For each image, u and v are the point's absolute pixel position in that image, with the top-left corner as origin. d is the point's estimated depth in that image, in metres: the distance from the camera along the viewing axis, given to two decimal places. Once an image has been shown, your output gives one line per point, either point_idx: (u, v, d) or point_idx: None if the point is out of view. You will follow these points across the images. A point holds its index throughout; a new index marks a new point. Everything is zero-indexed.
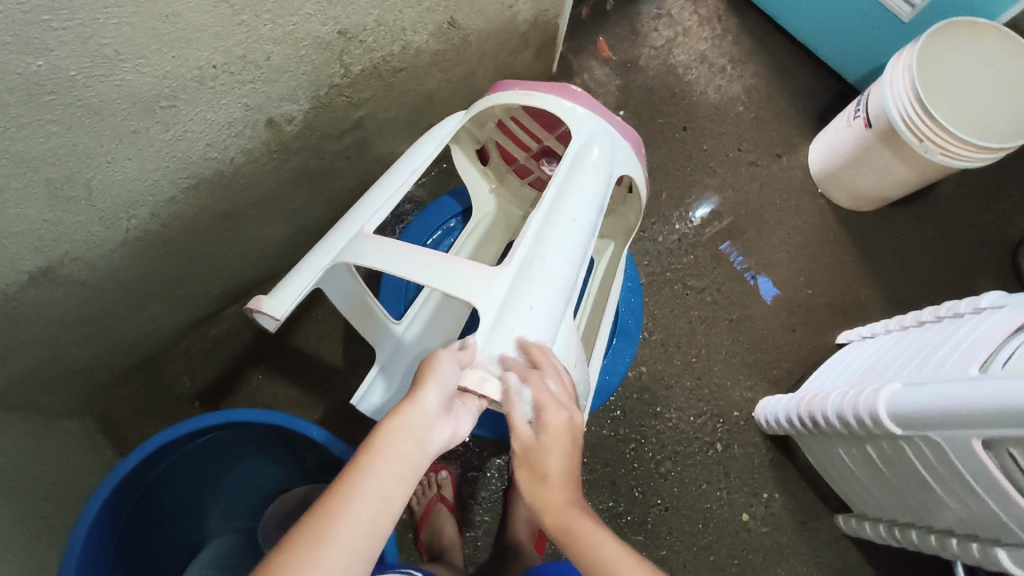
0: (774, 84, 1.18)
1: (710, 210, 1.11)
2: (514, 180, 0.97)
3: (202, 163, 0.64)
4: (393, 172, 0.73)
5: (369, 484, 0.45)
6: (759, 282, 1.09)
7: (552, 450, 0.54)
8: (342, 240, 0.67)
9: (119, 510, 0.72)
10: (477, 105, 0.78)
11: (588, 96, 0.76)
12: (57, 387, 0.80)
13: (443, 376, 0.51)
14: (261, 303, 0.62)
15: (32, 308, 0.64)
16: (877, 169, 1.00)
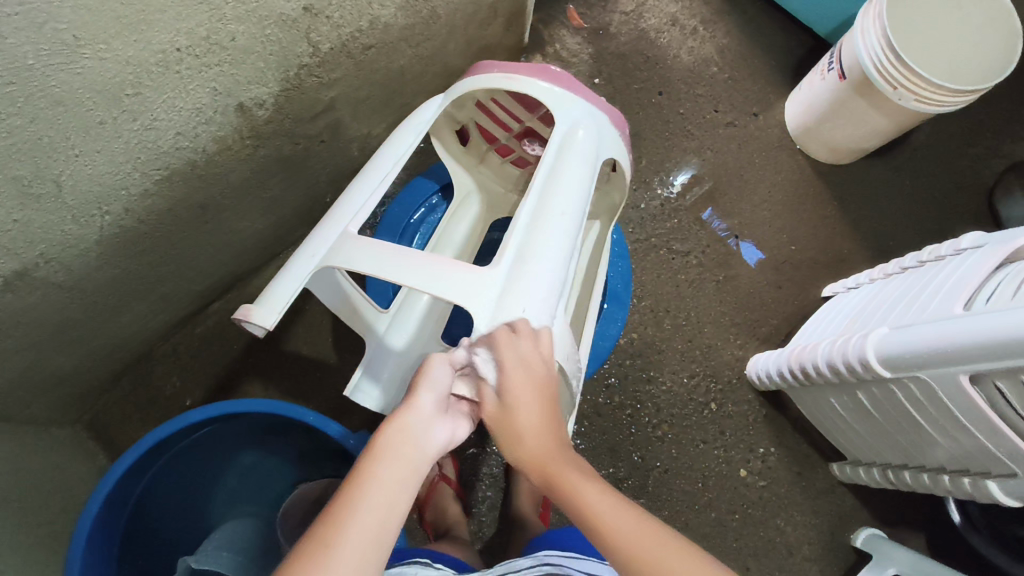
0: (747, 43, 1.18)
1: (690, 175, 1.11)
2: (493, 158, 0.97)
3: (174, 153, 0.63)
4: (375, 168, 0.72)
5: (377, 488, 0.45)
6: (741, 245, 1.10)
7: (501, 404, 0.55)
8: (330, 243, 0.65)
9: (119, 507, 0.72)
10: (458, 89, 0.76)
11: (577, 82, 0.76)
12: (43, 395, 0.79)
13: (437, 379, 0.53)
14: (248, 311, 0.61)
15: (11, 313, 0.62)
16: (853, 121, 1.00)
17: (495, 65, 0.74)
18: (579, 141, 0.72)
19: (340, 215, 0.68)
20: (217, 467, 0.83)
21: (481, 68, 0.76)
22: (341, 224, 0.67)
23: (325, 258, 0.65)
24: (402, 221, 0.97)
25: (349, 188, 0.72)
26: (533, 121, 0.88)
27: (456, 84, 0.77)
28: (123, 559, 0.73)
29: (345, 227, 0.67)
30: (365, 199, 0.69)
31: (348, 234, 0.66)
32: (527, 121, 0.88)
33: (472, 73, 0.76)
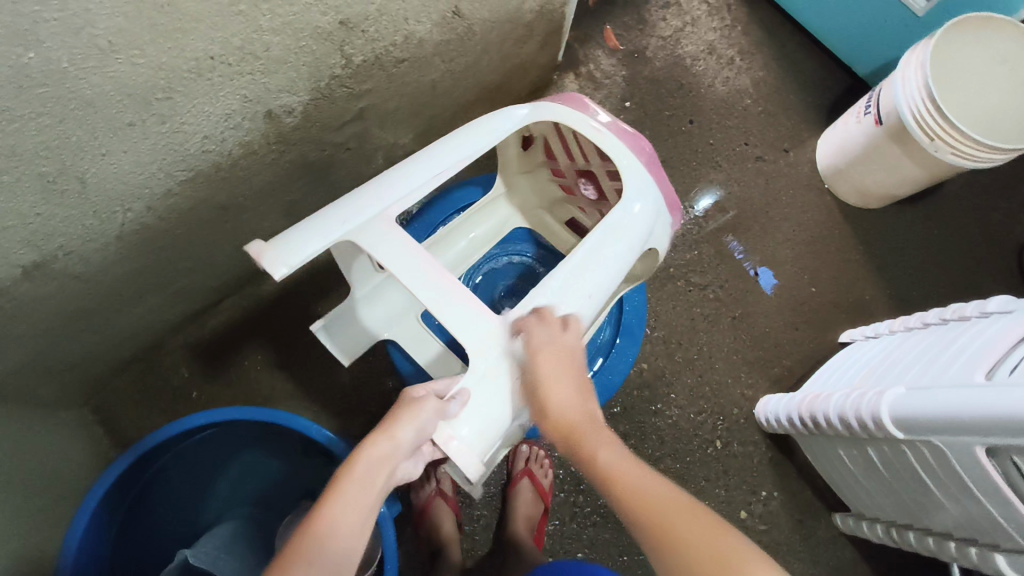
0: (783, 77, 1.16)
1: (714, 201, 1.10)
2: (546, 170, 0.92)
3: (200, 156, 0.63)
4: (431, 155, 0.70)
5: (345, 518, 0.50)
6: (760, 273, 1.08)
7: (549, 381, 0.62)
8: (361, 220, 0.65)
9: (118, 501, 0.72)
10: (545, 110, 0.75)
11: (657, 166, 0.78)
12: (53, 378, 0.79)
13: (424, 418, 0.56)
14: (263, 251, 0.59)
15: (26, 301, 0.63)
16: (886, 167, 0.98)
17: (595, 113, 0.77)
18: (637, 220, 0.72)
19: (380, 194, 0.67)
20: (216, 468, 0.83)
21: (584, 103, 0.78)
22: (379, 207, 0.66)
23: (354, 233, 0.64)
24: (434, 223, 0.95)
25: (395, 167, 0.70)
26: (597, 167, 0.82)
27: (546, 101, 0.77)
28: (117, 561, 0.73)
29: (380, 211, 0.66)
30: (409, 190, 0.68)
31: (383, 222, 0.65)
32: (585, 162, 0.83)
33: (568, 100, 0.78)
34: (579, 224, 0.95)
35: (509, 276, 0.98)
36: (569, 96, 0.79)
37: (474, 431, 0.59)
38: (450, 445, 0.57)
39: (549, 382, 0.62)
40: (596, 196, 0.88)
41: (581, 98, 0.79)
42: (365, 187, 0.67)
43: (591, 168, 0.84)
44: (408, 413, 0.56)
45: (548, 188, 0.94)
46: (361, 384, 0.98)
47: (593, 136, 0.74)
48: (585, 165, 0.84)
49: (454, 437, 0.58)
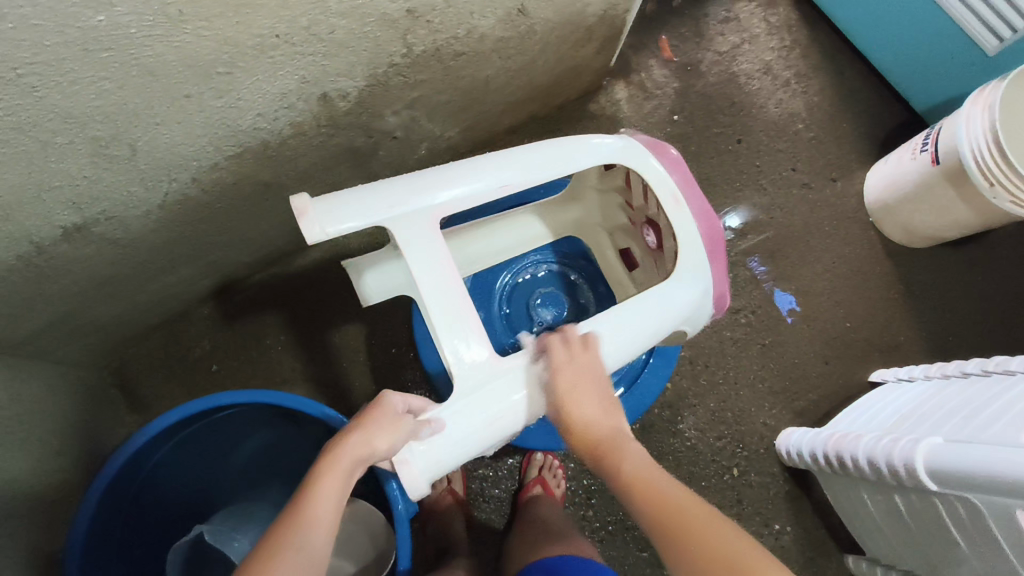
0: (839, 105, 1.13)
1: (740, 221, 1.07)
2: (616, 195, 0.78)
3: (251, 133, 0.61)
4: (508, 162, 0.65)
5: (313, 531, 0.48)
6: (777, 293, 1.06)
7: (573, 398, 0.60)
8: (410, 208, 0.62)
9: (121, 490, 0.69)
10: (632, 155, 0.69)
11: (723, 257, 0.69)
12: (78, 339, 0.79)
13: (398, 429, 0.54)
14: (305, 209, 0.58)
15: (62, 262, 0.62)
16: (938, 208, 0.95)
17: (683, 176, 0.70)
18: (677, 307, 0.67)
19: (440, 188, 0.63)
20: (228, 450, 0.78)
21: (677, 164, 0.70)
22: (434, 202, 0.63)
23: (399, 218, 0.61)
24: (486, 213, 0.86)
25: (462, 163, 0.65)
26: (667, 228, 0.70)
27: (636, 141, 0.70)
28: (126, 543, 0.71)
29: (435, 204, 0.63)
30: (470, 194, 0.64)
31: (432, 219, 0.62)
32: (652, 207, 0.71)
33: (659, 152, 0.71)
34: (630, 261, 0.81)
35: (552, 287, 0.86)
36: (658, 144, 0.72)
37: (434, 459, 0.57)
38: (405, 469, 0.55)
39: (578, 395, 0.60)
40: (654, 246, 0.74)
41: (673, 152, 0.71)
42: (425, 174, 0.63)
43: (658, 219, 0.71)
44: (381, 417, 0.55)
45: (613, 210, 0.80)
46: (381, 375, 0.96)
47: (668, 203, 0.68)
48: (654, 212, 0.71)
49: (409, 461, 0.56)
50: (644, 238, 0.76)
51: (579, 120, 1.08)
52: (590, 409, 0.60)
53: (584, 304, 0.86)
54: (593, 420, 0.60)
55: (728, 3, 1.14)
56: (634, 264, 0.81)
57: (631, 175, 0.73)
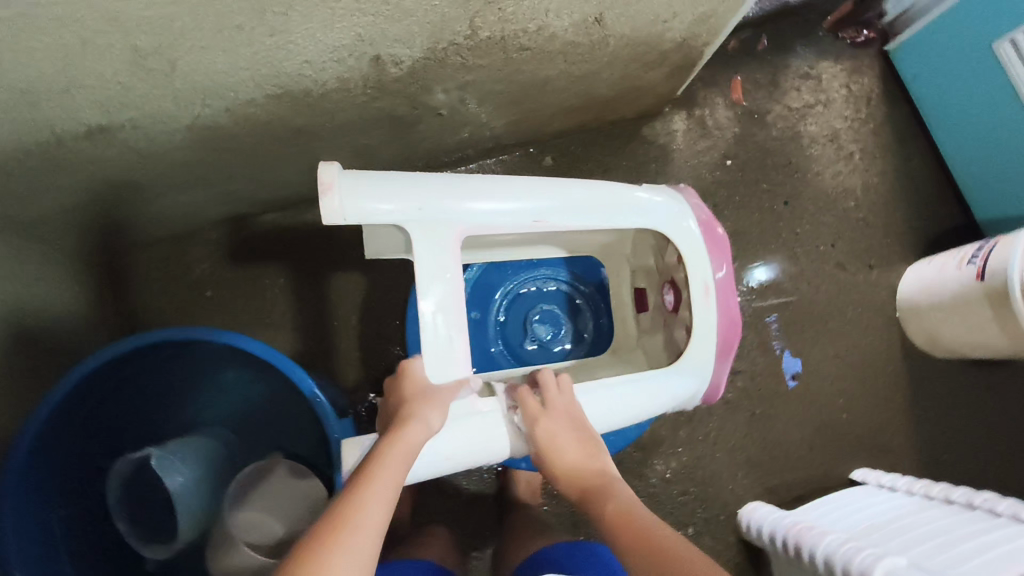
0: (896, 192, 1.09)
1: (767, 274, 1.04)
2: (653, 239, 0.73)
3: (294, 78, 0.60)
4: (549, 198, 0.62)
5: (373, 503, 0.49)
6: (784, 354, 1.03)
7: (553, 447, 0.60)
8: (439, 214, 0.58)
9: (79, 405, 0.63)
10: (677, 230, 0.66)
11: (733, 357, 0.67)
12: (81, 233, 0.78)
13: (445, 403, 0.56)
14: (331, 183, 0.54)
15: (79, 157, 0.61)
16: (969, 324, 0.92)
17: (723, 264, 0.66)
18: (667, 392, 0.65)
19: (473, 201, 0.59)
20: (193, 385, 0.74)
21: (719, 248, 0.66)
22: (465, 216, 0.59)
23: (422, 222, 0.58)
24: None
25: (506, 182, 0.61)
26: (685, 307, 0.67)
27: (690, 212, 0.67)
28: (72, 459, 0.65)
29: (465, 219, 0.59)
30: (505, 218, 0.61)
31: (456, 232, 0.59)
32: (678, 273, 0.68)
33: (706, 232, 0.66)
34: (642, 301, 0.79)
35: (554, 307, 0.83)
36: (710, 220, 0.67)
37: None
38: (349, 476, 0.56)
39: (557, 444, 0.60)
40: (669, 308, 0.71)
41: (721, 231, 0.67)
42: (463, 181, 0.59)
43: (682, 292, 0.68)
44: (431, 395, 0.56)
45: (644, 251, 0.76)
46: (367, 343, 0.95)
47: (697, 295, 0.65)
48: (681, 283, 0.68)
49: None
50: (662, 293, 0.73)
51: (630, 140, 1.05)
52: (571, 455, 0.60)
53: (581, 331, 0.84)
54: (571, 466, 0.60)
55: (813, 60, 1.10)
56: (643, 307, 0.78)
57: (667, 241, 0.69)
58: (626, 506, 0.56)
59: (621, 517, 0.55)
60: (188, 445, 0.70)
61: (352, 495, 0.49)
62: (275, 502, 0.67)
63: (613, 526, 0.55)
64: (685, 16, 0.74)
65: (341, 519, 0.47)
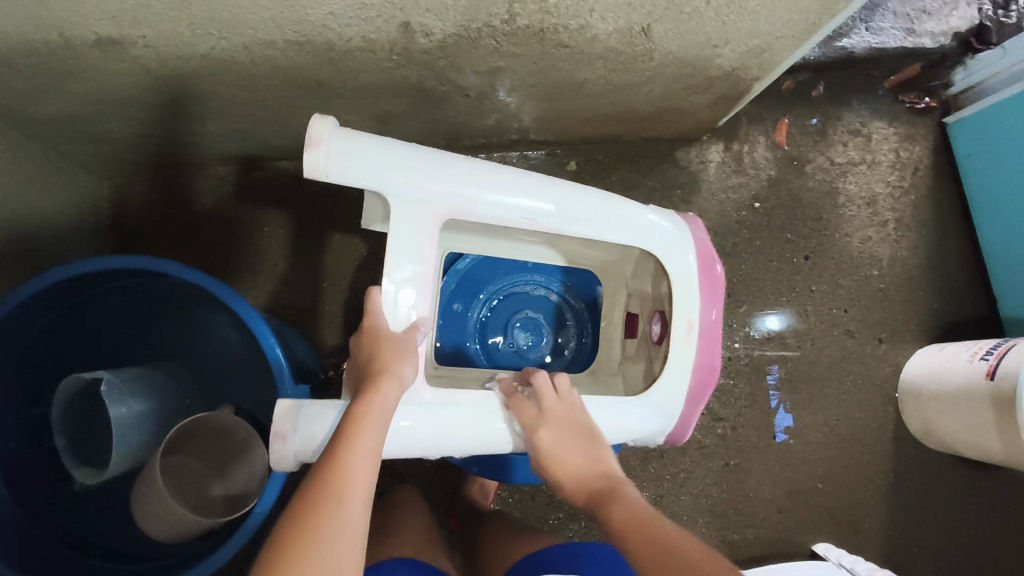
0: (924, 270, 1.04)
1: (779, 324, 1.01)
2: (652, 263, 0.68)
3: (317, 28, 0.57)
4: (548, 199, 0.59)
5: (359, 471, 0.47)
6: (779, 411, 0.99)
7: (556, 453, 0.57)
8: (426, 192, 0.55)
9: (39, 313, 0.62)
10: (672, 259, 0.63)
11: (703, 402, 0.64)
12: (86, 142, 0.77)
13: (414, 360, 0.55)
14: (320, 139, 0.53)
15: (88, 66, 0.60)
16: (968, 422, 0.87)
17: (712, 303, 0.63)
18: (629, 428, 0.62)
19: (467, 187, 0.57)
20: (158, 313, 0.73)
21: (713, 286, 0.64)
22: (453, 200, 0.56)
23: (408, 197, 0.55)
24: None
25: (507, 173, 0.58)
26: (664, 341, 0.65)
27: (690, 242, 0.64)
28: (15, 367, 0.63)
29: (455, 203, 0.56)
30: (495, 210, 0.58)
31: (441, 214, 0.56)
32: (666, 305, 0.65)
33: (704, 266, 0.64)
34: (631, 327, 0.75)
35: (539, 314, 0.81)
36: (709, 253, 0.65)
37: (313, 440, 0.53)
38: (277, 443, 0.52)
39: (555, 454, 0.57)
40: (653, 338, 0.68)
41: (719, 269, 0.65)
42: (461, 163, 0.57)
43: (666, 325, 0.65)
44: (401, 353, 0.54)
45: (642, 277, 0.71)
46: (350, 310, 0.93)
47: (678, 333, 0.62)
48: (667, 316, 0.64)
49: (286, 436, 0.52)
50: (650, 323, 0.69)
51: (660, 161, 1.01)
52: (576, 459, 0.57)
53: (561, 345, 0.81)
54: (572, 479, 0.56)
55: (866, 117, 1.05)
56: (631, 334, 0.74)
57: (660, 268, 0.66)
58: (639, 512, 0.51)
59: (631, 520, 0.51)
60: (138, 372, 0.68)
61: (337, 468, 0.46)
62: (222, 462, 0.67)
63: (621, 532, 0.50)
64: (738, 45, 0.70)
65: (332, 496, 0.45)
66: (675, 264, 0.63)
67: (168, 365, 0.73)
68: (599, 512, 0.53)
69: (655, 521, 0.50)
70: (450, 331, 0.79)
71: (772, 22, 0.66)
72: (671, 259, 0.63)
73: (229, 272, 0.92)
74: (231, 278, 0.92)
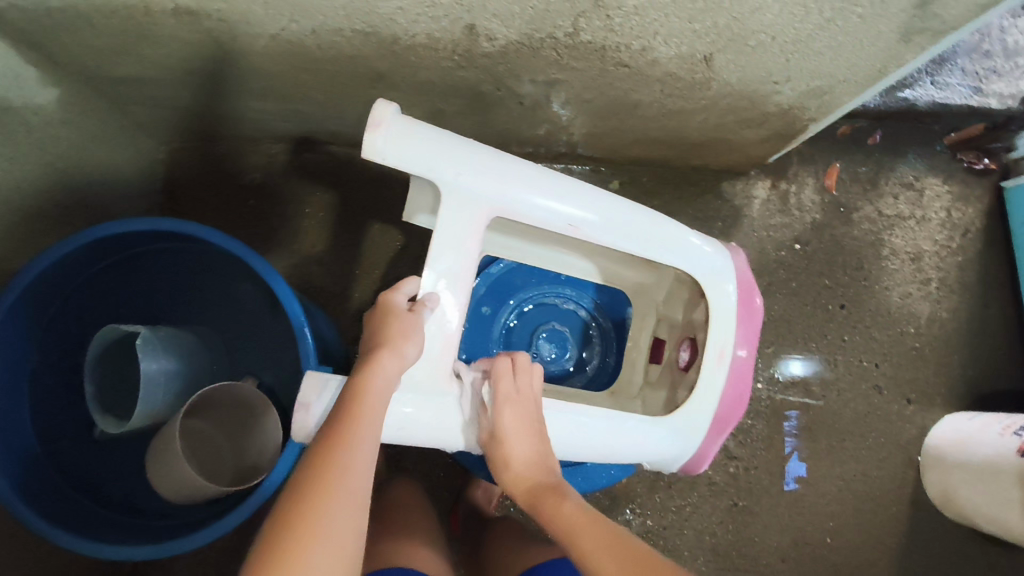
0: (963, 334, 1.01)
1: (806, 371, 0.99)
2: (687, 291, 0.68)
3: (385, 20, 0.58)
4: (596, 209, 0.59)
5: (359, 451, 0.48)
6: (793, 459, 0.97)
7: (508, 441, 0.56)
8: (476, 186, 0.56)
9: (89, 260, 0.66)
10: (713, 286, 0.62)
11: (727, 432, 0.63)
12: (149, 106, 0.80)
13: (420, 335, 0.54)
14: (381, 122, 0.53)
15: (163, 33, 0.62)
16: (995, 497, 0.85)
17: (748, 335, 0.63)
18: (643, 448, 0.61)
19: (518, 187, 0.56)
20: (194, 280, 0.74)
21: (750, 318, 0.63)
22: (502, 198, 0.56)
23: (459, 190, 0.55)
24: None
25: (559, 179, 0.58)
26: (696, 366, 0.64)
27: (732, 271, 0.64)
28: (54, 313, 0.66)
29: (503, 200, 0.56)
30: (542, 213, 0.57)
31: (488, 211, 0.56)
32: (700, 333, 0.64)
33: (743, 297, 0.63)
34: (657, 353, 0.73)
35: (566, 329, 0.81)
36: (750, 285, 0.64)
37: None
38: (300, 415, 0.53)
39: (512, 437, 0.57)
40: (680, 365, 0.67)
41: (758, 302, 0.64)
42: (515, 163, 0.57)
43: (699, 351, 0.64)
44: (406, 328, 0.54)
45: (675, 302, 0.71)
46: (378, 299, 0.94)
47: (711, 357, 0.61)
48: (700, 342, 0.64)
49: (309, 408, 0.53)
50: (678, 349, 0.68)
51: (705, 191, 1.01)
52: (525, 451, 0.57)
53: (585, 361, 0.81)
54: (520, 465, 0.57)
55: (920, 171, 1.03)
56: (657, 361, 0.73)
57: (698, 294, 0.66)
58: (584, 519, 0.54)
59: (582, 522, 0.54)
60: (173, 332, 0.70)
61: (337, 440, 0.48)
62: (240, 428, 0.69)
63: (571, 534, 0.53)
64: (799, 83, 0.69)
65: (331, 472, 0.46)
66: (715, 292, 0.62)
67: (203, 331, 0.74)
68: (544, 508, 0.56)
69: (604, 525, 0.53)
70: (477, 332, 0.79)
71: (836, 65, 0.65)
72: (711, 285, 0.62)
73: (268, 247, 0.94)
74: (268, 254, 0.94)
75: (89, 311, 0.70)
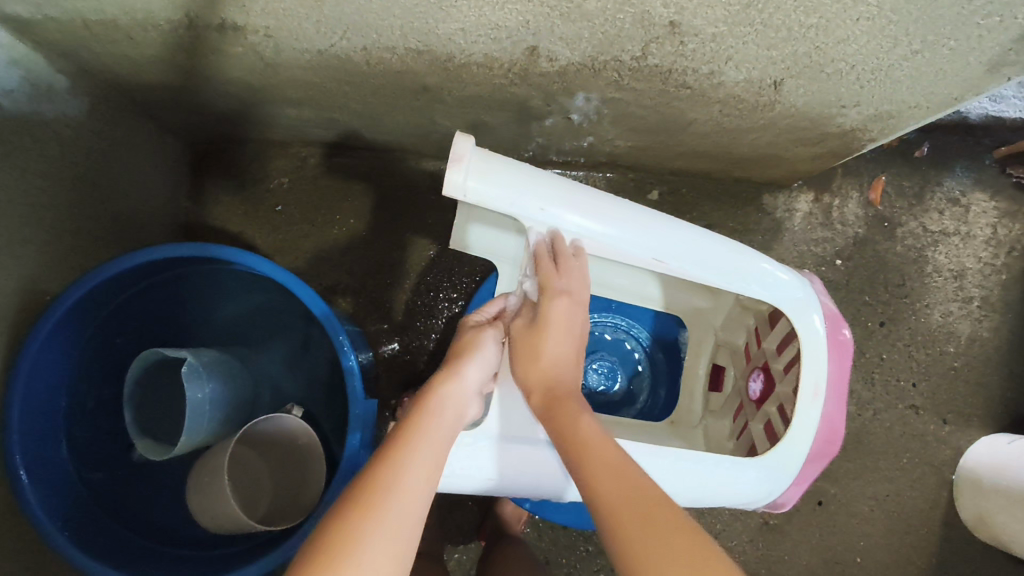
0: (1002, 355, 0.99)
1: None
2: (753, 318, 0.70)
3: (443, 40, 0.55)
4: (681, 243, 0.58)
5: (415, 466, 0.45)
6: None
7: (545, 334, 0.55)
8: (558, 222, 0.55)
9: (117, 286, 0.67)
10: (799, 317, 0.61)
11: (819, 468, 0.61)
12: (181, 112, 0.76)
13: (481, 357, 0.56)
14: (462, 156, 0.51)
15: (204, 46, 0.58)
16: None
17: (838, 369, 0.61)
18: (728, 486, 0.60)
19: (600, 222, 0.56)
20: (237, 291, 0.75)
21: (841, 354, 0.61)
22: (586, 233, 0.56)
23: (542, 226, 0.55)
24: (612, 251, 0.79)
25: (642, 215, 0.57)
26: (781, 399, 0.62)
27: (817, 302, 0.62)
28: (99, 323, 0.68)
29: (585, 235, 0.56)
30: (626, 243, 0.57)
31: (570, 246, 0.56)
32: (777, 362, 0.64)
33: (831, 330, 0.62)
34: (716, 381, 0.75)
35: (616, 360, 0.82)
36: (835, 317, 0.63)
37: None
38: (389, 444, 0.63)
39: (550, 329, 0.55)
40: (751, 396, 0.67)
41: (845, 333, 0.62)
42: (597, 199, 0.56)
43: (776, 382, 0.64)
44: (469, 349, 0.56)
45: (737, 327, 0.73)
46: (414, 310, 0.91)
47: (804, 397, 0.59)
48: (777, 374, 0.64)
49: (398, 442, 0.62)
50: (747, 379, 0.69)
51: (746, 204, 0.98)
52: (555, 345, 0.55)
53: (635, 393, 0.82)
54: (551, 362, 0.54)
55: (968, 187, 1.00)
56: (717, 389, 0.74)
57: (778, 319, 0.65)
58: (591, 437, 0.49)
59: (598, 439, 0.48)
60: (218, 354, 0.71)
61: (397, 446, 0.46)
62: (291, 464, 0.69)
63: (580, 445, 0.48)
64: (867, 108, 0.65)
65: (383, 485, 0.42)
66: (805, 325, 0.61)
67: (232, 349, 0.76)
68: (558, 414, 0.52)
69: (616, 450, 0.47)
70: None
71: (914, 93, 0.61)
72: (796, 317, 0.61)
73: (297, 254, 0.91)
74: (299, 261, 0.91)
75: (136, 321, 0.72)
